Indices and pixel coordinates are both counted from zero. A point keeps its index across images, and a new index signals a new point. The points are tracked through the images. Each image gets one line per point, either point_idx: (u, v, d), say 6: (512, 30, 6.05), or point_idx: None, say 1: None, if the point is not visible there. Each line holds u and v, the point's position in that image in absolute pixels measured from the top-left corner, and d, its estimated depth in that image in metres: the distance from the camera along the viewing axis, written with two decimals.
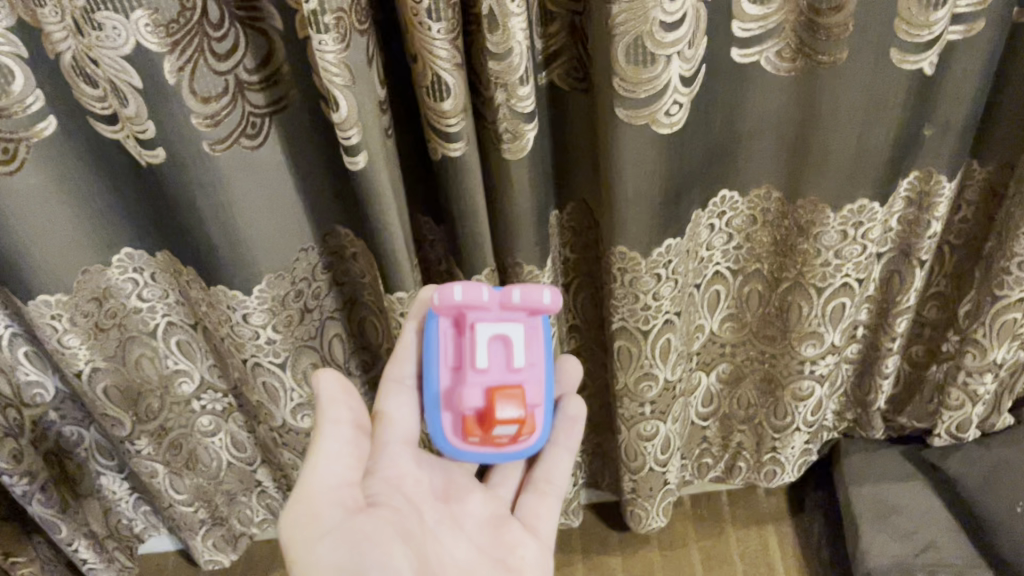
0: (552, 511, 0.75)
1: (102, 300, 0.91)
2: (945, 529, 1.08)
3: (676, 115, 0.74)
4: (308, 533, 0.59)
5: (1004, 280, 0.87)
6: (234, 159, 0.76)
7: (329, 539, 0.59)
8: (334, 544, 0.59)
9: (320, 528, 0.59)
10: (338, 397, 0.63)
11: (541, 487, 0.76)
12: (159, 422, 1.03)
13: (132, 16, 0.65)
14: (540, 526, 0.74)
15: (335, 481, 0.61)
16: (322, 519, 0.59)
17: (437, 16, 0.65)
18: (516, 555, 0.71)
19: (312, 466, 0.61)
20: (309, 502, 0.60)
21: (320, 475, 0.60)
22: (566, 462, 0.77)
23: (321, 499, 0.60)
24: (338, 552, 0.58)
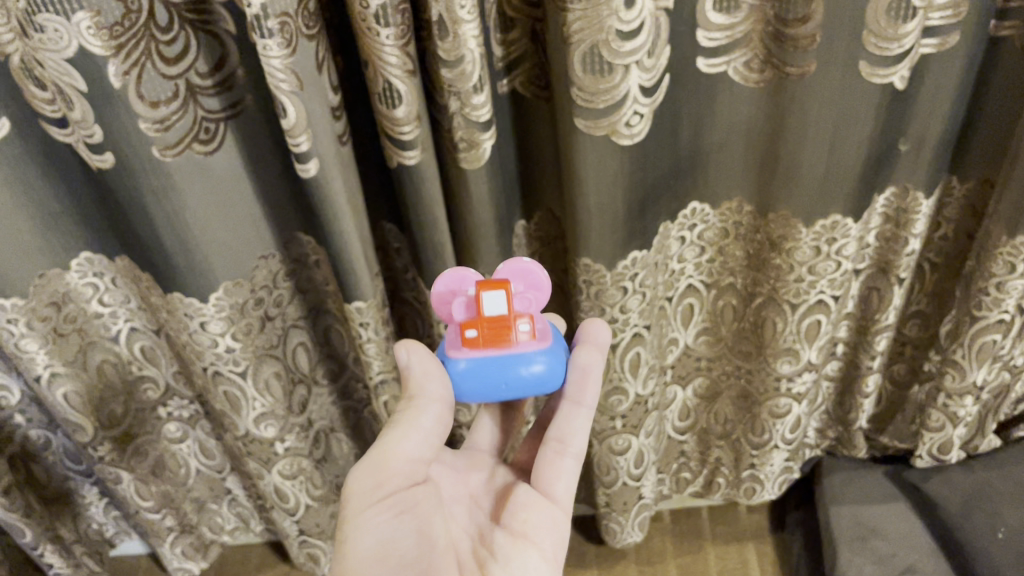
0: (570, 472, 0.62)
1: (61, 304, 0.89)
2: (924, 553, 1.05)
3: (637, 126, 0.72)
4: (363, 505, 0.53)
5: (983, 300, 0.85)
6: (187, 165, 0.74)
7: (381, 521, 0.53)
8: (386, 531, 0.53)
9: (378, 507, 0.53)
10: (431, 369, 0.55)
11: (556, 445, 0.62)
12: (123, 427, 1.02)
13: (73, 18, 0.64)
14: (554, 491, 0.61)
15: (407, 464, 0.54)
16: (384, 499, 0.53)
17: (385, 22, 0.63)
18: (520, 517, 0.60)
19: (394, 434, 0.54)
20: (381, 469, 0.53)
21: (394, 449, 0.53)
22: (585, 417, 0.61)
23: (388, 480, 0.53)
24: (386, 541, 0.53)
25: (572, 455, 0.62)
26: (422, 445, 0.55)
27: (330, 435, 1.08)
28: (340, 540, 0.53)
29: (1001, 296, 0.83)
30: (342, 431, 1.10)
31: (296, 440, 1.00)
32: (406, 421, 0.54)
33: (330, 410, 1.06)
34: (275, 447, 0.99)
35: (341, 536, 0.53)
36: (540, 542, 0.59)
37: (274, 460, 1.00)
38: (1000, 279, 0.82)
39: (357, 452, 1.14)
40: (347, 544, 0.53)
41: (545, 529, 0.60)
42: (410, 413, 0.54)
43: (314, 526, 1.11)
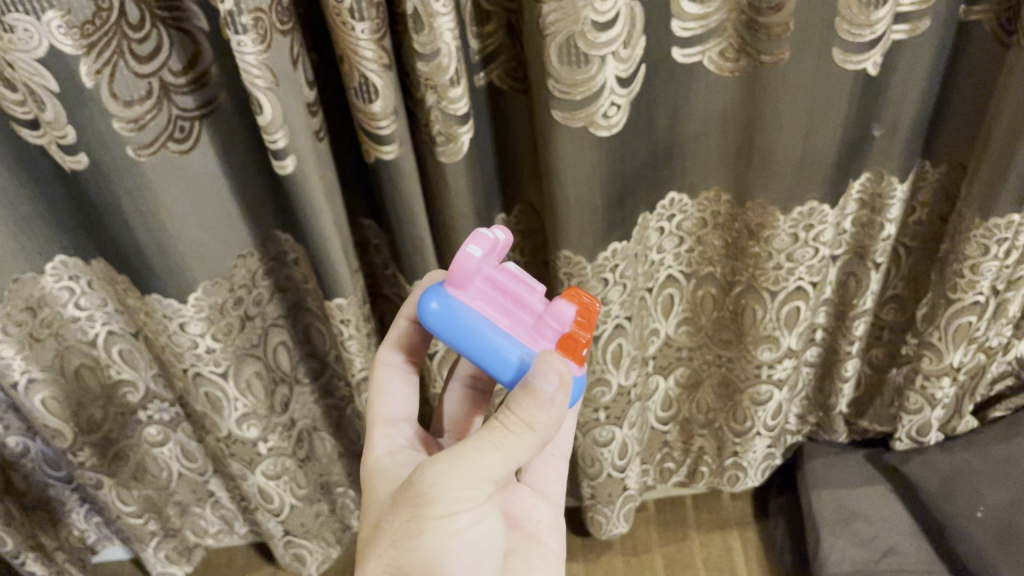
0: (559, 472, 0.70)
1: (36, 309, 0.88)
2: (905, 533, 1.07)
3: (614, 117, 0.72)
4: (445, 515, 0.49)
5: (958, 282, 0.86)
6: (163, 165, 0.73)
7: (457, 537, 0.50)
8: (460, 548, 0.50)
9: (458, 523, 0.50)
10: (557, 398, 0.51)
11: (548, 448, 0.70)
12: (102, 432, 1.01)
13: (43, 17, 0.62)
14: (546, 488, 0.70)
15: (490, 481, 0.51)
16: (467, 517, 0.50)
17: (360, 16, 0.63)
18: (532, 521, 0.66)
19: (486, 445, 0.51)
20: (472, 479, 0.50)
21: (488, 469, 0.50)
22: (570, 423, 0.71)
23: (472, 495, 0.50)
24: (456, 559, 0.50)
25: (562, 456, 0.71)
26: (507, 464, 0.51)
27: (314, 434, 1.07)
28: (402, 536, 0.49)
29: (975, 278, 0.84)
30: (325, 431, 1.09)
31: (279, 440, 1.00)
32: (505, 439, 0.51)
33: (313, 410, 1.05)
34: (258, 447, 0.98)
35: (404, 529, 0.50)
36: (550, 541, 0.65)
37: (257, 460, 1.00)
38: (974, 261, 0.83)
39: (340, 451, 1.13)
40: (414, 547, 0.49)
41: (551, 531, 0.66)
42: (512, 433, 0.51)
43: (299, 526, 1.11)
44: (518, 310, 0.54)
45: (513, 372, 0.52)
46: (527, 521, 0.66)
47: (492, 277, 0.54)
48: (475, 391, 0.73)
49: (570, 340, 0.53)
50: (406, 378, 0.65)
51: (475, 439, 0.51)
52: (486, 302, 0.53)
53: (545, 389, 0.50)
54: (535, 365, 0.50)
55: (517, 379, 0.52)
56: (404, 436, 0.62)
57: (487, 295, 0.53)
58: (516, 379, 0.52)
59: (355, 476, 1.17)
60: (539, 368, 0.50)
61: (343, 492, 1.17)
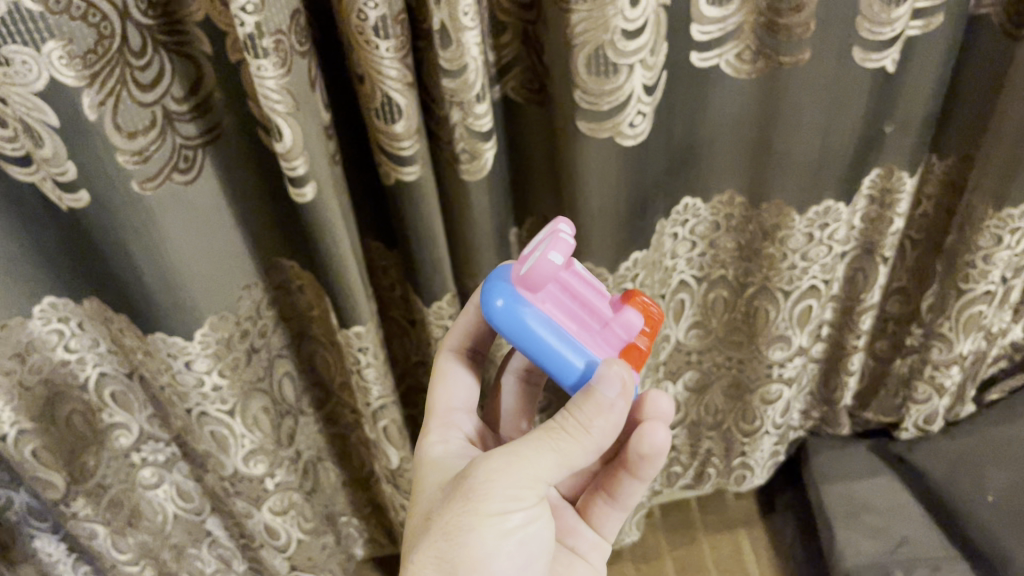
0: (618, 518, 0.71)
1: (25, 355, 0.82)
2: (914, 522, 1.07)
3: (639, 126, 0.70)
4: (497, 511, 0.49)
5: (969, 272, 0.86)
6: (168, 197, 0.69)
7: (507, 537, 0.50)
8: (509, 548, 0.50)
9: (511, 521, 0.50)
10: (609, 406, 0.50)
11: (608, 497, 0.70)
12: (95, 479, 0.95)
13: (43, 48, 0.58)
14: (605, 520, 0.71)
15: (543, 485, 0.51)
16: (518, 515, 0.50)
17: (384, 33, 0.60)
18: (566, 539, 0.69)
19: (546, 446, 0.50)
20: (528, 478, 0.50)
21: (544, 471, 0.50)
22: (639, 488, 0.67)
23: (526, 496, 0.50)
24: (503, 557, 0.50)
25: (621, 506, 0.70)
26: (562, 470, 0.51)
27: (318, 465, 1.03)
28: (455, 528, 0.49)
29: (987, 267, 0.85)
30: (330, 460, 1.05)
31: (286, 474, 0.96)
32: (567, 447, 0.51)
33: (317, 440, 1.01)
34: (265, 483, 0.94)
35: (456, 521, 0.49)
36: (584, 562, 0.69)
37: (264, 497, 0.96)
38: (986, 251, 0.84)
39: (344, 479, 1.09)
40: (466, 541, 0.49)
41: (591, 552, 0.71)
42: (569, 438, 0.51)
43: (307, 560, 1.07)
44: (584, 314, 0.52)
45: (579, 379, 0.50)
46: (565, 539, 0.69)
47: (562, 280, 0.52)
48: (528, 384, 0.73)
49: (633, 351, 0.52)
50: (470, 371, 0.66)
51: (532, 442, 0.51)
52: (553, 305, 0.51)
53: (606, 395, 0.49)
54: (598, 371, 0.49)
55: (581, 386, 0.50)
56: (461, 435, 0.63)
57: (555, 298, 0.51)
58: (579, 385, 0.50)
59: (359, 504, 1.14)
60: (603, 374, 0.49)
61: (348, 521, 1.13)
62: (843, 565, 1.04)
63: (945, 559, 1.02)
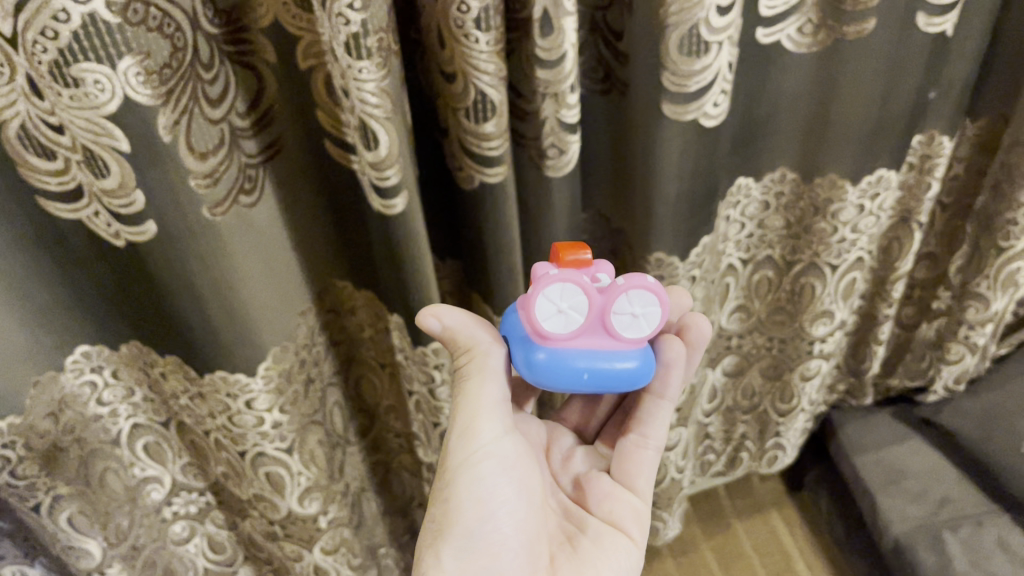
0: (651, 463, 0.68)
1: (58, 413, 0.72)
2: (953, 481, 1.08)
3: (721, 105, 0.69)
4: (466, 459, 0.56)
5: (1010, 230, 0.88)
6: (236, 223, 0.63)
7: (481, 476, 0.56)
8: (486, 481, 0.56)
9: (478, 458, 0.56)
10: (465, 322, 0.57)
11: (635, 438, 0.68)
12: (129, 542, 0.86)
13: (119, 66, 0.52)
14: (637, 483, 0.68)
15: (493, 407, 0.56)
16: (482, 450, 0.56)
17: (486, 25, 0.56)
18: (607, 506, 0.67)
19: (474, 381, 0.56)
20: (473, 414, 0.56)
21: (484, 397, 0.56)
22: (668, 409, 0.67)
23: (479, 426, 0.56)
24: (487, 488, 0.56)
25: (652, 446, 0.68)
26: (500, 383, 0.57)
27: (363, 497, 0.98)
28: (439, 493, 0.57)
29: None
30: (371, 490, 1.00)
31: (338, 510, 0.90)
32: (477, 368, 0.56)
33: (361, 471, 0.96)
34: (319, 522, 0.88)
35: (441, 485, 0.57)
36: (629, 526, 0.65)
37: (317, 537, 0.90)
38: None
39: (385, 509, 1.04)
40: (452, 498, 0.56)
41: (632, 516, 0.66)
42: (475, 366, 0.56)
43: None
44: None
45: None
46: (605, 506, 0.67)
47: None
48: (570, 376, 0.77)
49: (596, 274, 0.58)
50: None
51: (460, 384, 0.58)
52: None
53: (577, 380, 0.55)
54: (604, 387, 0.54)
55: None
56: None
57: None
58: None
59: (398, 535, 1.08)
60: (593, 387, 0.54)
61: (387, 553, 1.08)
62: (891, 533, 1.06)
63: (987, 513, 1.03)
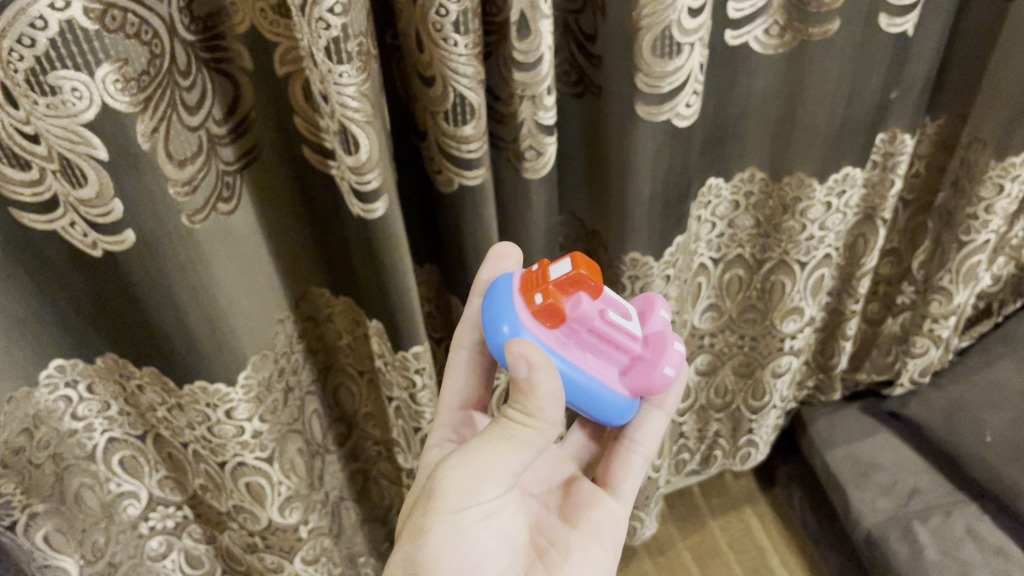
0: (638, 470, 0.69)
1: (33, 430, 0.71)
2: (921, 473, 1.11)
3: (693, 106, 0.70)
4: (455, 510, 0.51)
5: (971, 225, 0.91)
6: (215, 231, 0.63)
7: (467, 532, 0.52)
8: (472, 538, 0.52)
9: (469, 515, 0.51)
10: (554, 396, 0.49)
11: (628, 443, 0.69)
12: (105, 559, 0.85)
13: (97, 73, 0.52)
14: (620, 485, 0.70)
15: (506, 476, 0.51)
16: (475, 510, 0.52)
17: (464, 28, 0.56)
18: (586, 514, 0.67)
19: (505, 446, 0.51)
20: (487, 473, 0.51)
21: (503, 463, 0.51)
22: (662, 422, 0.68)
23: (484, 489, 0.51)
24: (469, 544, 0.52)
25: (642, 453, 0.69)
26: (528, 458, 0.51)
27: (341, 505, 0.98)
28: (416, 531, 0.52)
29: (988, 218, 0.90)
30: (350, 498, 1.00)
31: (318, 519, 0.90)
32: (522, 437, 0.50)
33: (338, 479, 0.96)
34: (299, 532, 0.88)
35: (418, 524, 0.52)
36: (607, 538, 0.67)
37: (297, 547, 0.89)
38: (988, 202, 0.88)
39: (363, 517, 1.04)
40: (430, 546, 0.51)
41: (612, 524, 0.67)
42: (522, 432, 0.50)
43: None
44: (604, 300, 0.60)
45: None
46: (584, 517, 0.67)
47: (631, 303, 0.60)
48: None
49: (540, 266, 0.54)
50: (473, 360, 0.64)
51: (488, 436, 0.51)
52: None
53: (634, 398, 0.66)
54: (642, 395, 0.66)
55: None
56: (449, 436, 0.65)
57: None
58: None
59: (377, 544, 1.08)
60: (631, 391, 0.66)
61: (366, 562, 1.08)
62: (863, 525, 1.08)
63: (955, 504, 1.06)
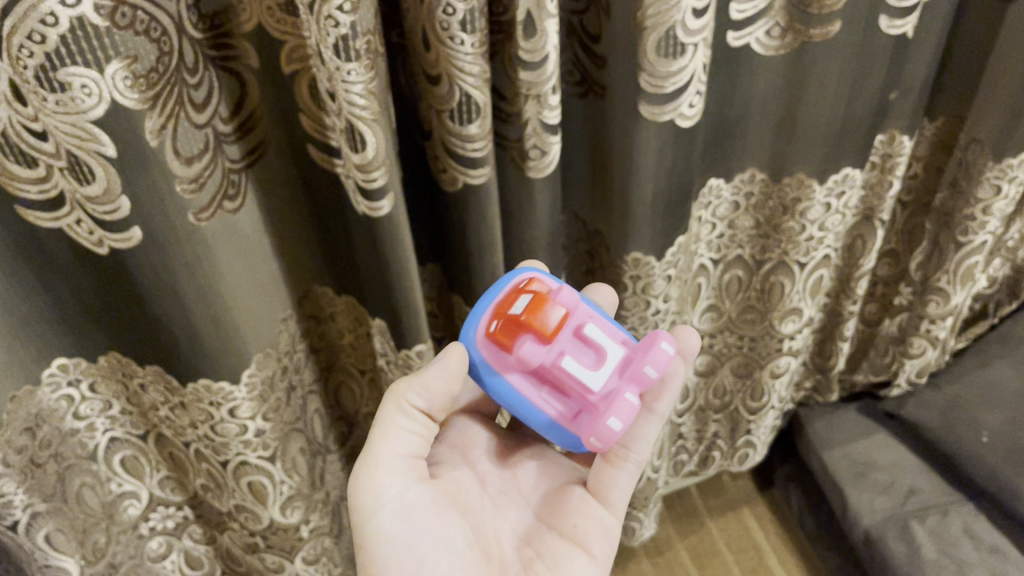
0: (628, 480, 0.68)
1: (35, 428, 0.70)
2: (918, 473, 1.11)
3: (696, 106, 0.70)
4: (372, 524, 0.56)
5: (968, 226, 0.92)
6: (220, 229, 0.63)
7: (391, 530, 0.56)
8: (399, 535, 0.56)
9: (385, 515, 0.56)
10: (447, 368, 0.56)
11: (618, 451, 0.67)
12: (106, 559, 0.84)
13: (107, 70, 0.52)
14: (610, 497, 0.68)
15: (394, 462, 0.57)
16: (389, 506, 0.56)
17: (471, 27, 0.56)
18: (569, 522, 0.67)
19: (379, 436, 0.57)
20: (377, 468, 0.56)
21: (385, 452, 0.56)
22: (656, 426, 0.67)
23: (384, 483, 0.56)
24: (399, 544, 0.56)
25: (632, 461, 0.67)
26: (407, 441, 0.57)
27: (341, 505, 0.98)
28: (358, 559, 0.57)
29: (985, 219, 0.91)
30: None
31: (319, 519, 0.90)
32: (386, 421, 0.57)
33: (338, 479, 0.96)
34: (300, 532, 0.88)
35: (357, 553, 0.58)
36: (593, 546, 0.66)
37: (298, 546, 0.89)
38: (985, 203, 0.89)
39: None
40: (372, 566, 0.56)
41: (599, 535, 0.67)
42: (388, 417, 0.57)
43: None
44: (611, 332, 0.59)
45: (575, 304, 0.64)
46: (566, 524, 0.67)
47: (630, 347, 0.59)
48: None
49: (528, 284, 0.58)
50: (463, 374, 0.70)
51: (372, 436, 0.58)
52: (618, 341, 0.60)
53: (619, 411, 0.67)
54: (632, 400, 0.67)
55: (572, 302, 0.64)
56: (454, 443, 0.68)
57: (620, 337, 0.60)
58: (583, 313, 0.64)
59: None
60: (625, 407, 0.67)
61: None
62: (860, 525, 1.08)
63: (952, 504, 1.06)
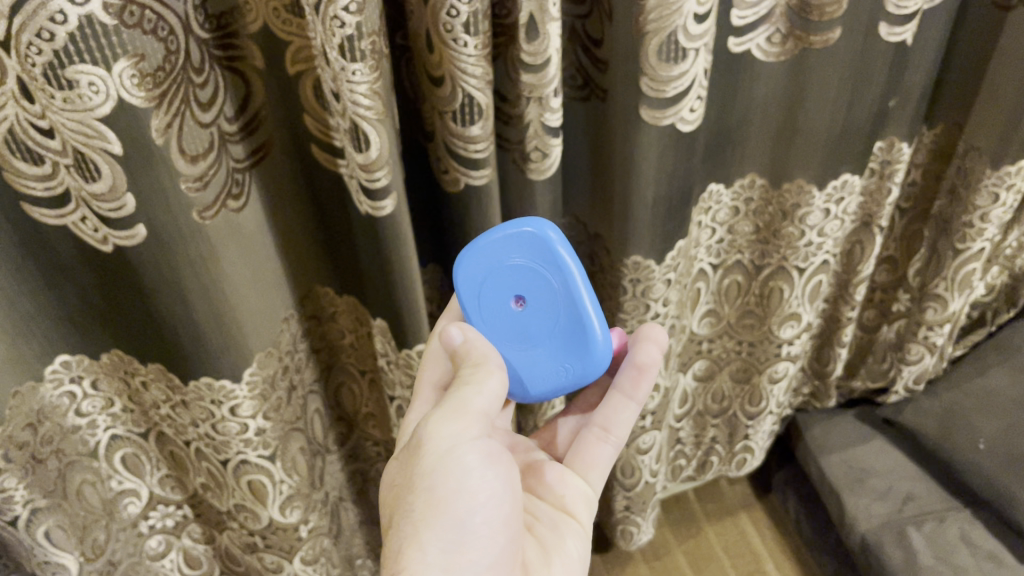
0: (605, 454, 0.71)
1: (37, 424, 0.71)
2: (915, 480, 1.11)
3: (697, 111, 0.71)
4: (448, 452, 0.53)
5: (967, 233, 0.92)
6: (225, 227, 0.64)
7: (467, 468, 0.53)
8: (475, 474, 0.53)
9: (462, 452, 0.53)
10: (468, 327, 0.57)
11: (599, 430, 0.71)
12: (106, 557, 0.84)
13: (114, 68, 0.52)
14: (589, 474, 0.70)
15: (482, 415, 0.54)
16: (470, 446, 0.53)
17: (474, 29, 0.57)
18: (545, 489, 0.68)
19: (469, 389, 0.54)
20: (468, 413, 0.54)
21: (474, 405, 0.54)
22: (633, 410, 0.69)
23: (470, 425, 0.53)
24: (472, 482, 0.53)
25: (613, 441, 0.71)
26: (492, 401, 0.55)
27: (340, 506, 0.99)
28: (419, 482, 0.53)
29: (983, 226, 0.91)
30: (349, 499, 1.01)
31: (319, 519, 0.90)
32: (477, 380, 0.55)
33: (337, 480, 0.97)
34: (299, 532, 0.88)
35: (420, 475, 0.53)
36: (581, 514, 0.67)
37: (297, 546, 0.90)
38: (983, 210, 0.90)
39: (361, 519, 1.05)
40: (440, 500, 0.52)
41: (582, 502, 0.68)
42: (473, 377, 0.55)
43: None
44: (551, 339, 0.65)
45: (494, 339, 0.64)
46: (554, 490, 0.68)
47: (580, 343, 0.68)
48: None
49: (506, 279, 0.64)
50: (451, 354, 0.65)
51: (450, 393, 0.55)
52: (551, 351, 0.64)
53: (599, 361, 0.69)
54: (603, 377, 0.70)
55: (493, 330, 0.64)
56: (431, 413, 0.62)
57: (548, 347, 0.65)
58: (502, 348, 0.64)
59: (373, 546, 1.09)
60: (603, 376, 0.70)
61: (363, 564, 1.08)
62: (857, 530, 1.08)
63: (948, 510, 1.07)
